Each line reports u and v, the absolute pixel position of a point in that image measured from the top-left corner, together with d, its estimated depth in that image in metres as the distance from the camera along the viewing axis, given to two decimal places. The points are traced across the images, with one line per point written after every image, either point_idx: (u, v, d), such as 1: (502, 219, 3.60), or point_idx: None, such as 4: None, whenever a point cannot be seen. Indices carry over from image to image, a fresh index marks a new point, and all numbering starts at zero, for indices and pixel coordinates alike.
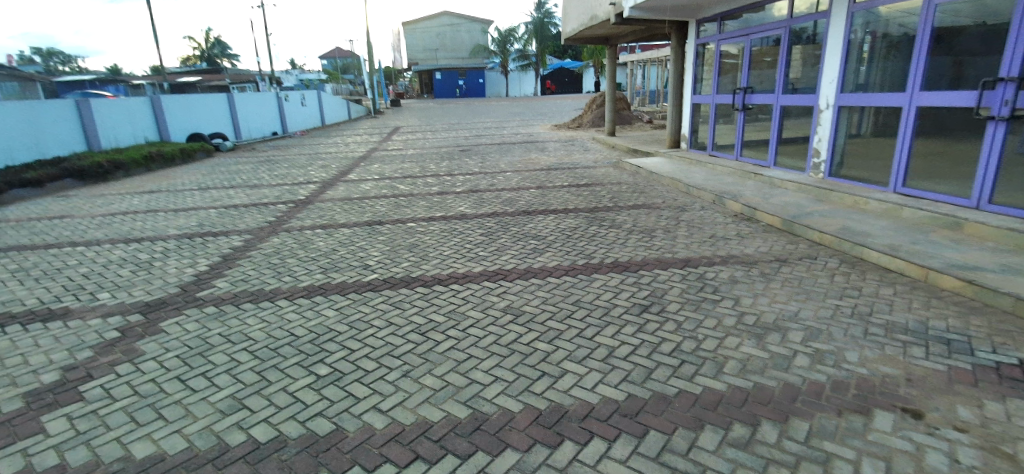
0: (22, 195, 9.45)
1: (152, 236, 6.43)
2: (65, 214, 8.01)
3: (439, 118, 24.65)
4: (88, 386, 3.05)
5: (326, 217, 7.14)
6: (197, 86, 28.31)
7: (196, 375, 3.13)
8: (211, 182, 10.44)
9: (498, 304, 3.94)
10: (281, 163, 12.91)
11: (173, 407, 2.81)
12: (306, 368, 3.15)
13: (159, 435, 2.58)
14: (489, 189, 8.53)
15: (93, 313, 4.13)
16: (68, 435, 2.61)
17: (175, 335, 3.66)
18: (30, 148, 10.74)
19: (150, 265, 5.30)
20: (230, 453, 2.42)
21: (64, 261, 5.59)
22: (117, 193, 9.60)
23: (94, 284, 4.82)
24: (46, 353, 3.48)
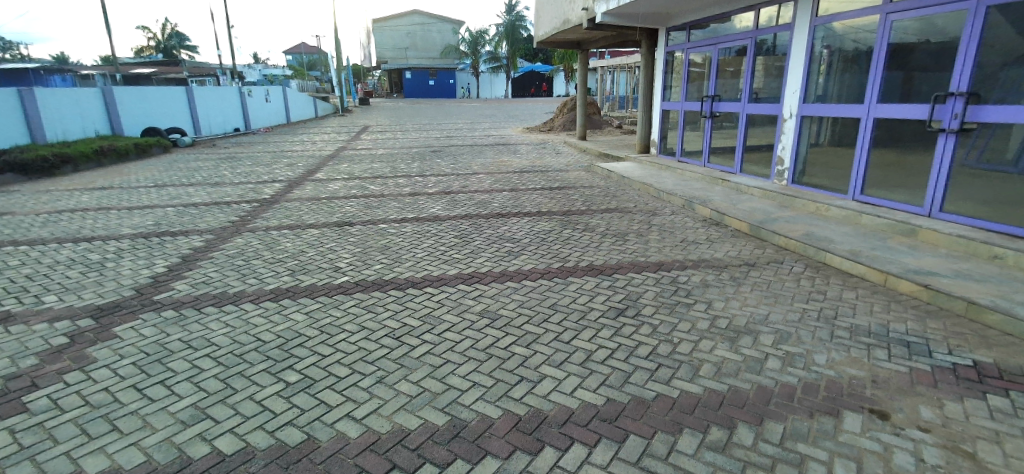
0: None
1: (105, 236, 6.09)
2: (7, 211, 7.50)
3: (410, 118, 24.42)
4: (33, 397, 2.85)
5: (293, 217, 6.91)
6: (153, 78, 27.17)
7: (154, 383, 2.97)
8: (168, 179, 10.01)
9: (474, 308, 3.90)
10: (244, 160, 12.47)
11: (128, 418, 2.65)
12: (275, 375, 3.03)
13: (113, 449, 2.42)
14: (462, 191, 8.44)
15: (38, 317, 3.87)
16: (12, 449, 2.43)
17: (131, 341, 3.47)
18: None
19: (102, 266, 5.02)
20: (194, 465, 2.30)
21: (6, 261, 5.24)
22: (64, 190, 9.08)
23: (39, 285, 4.53)
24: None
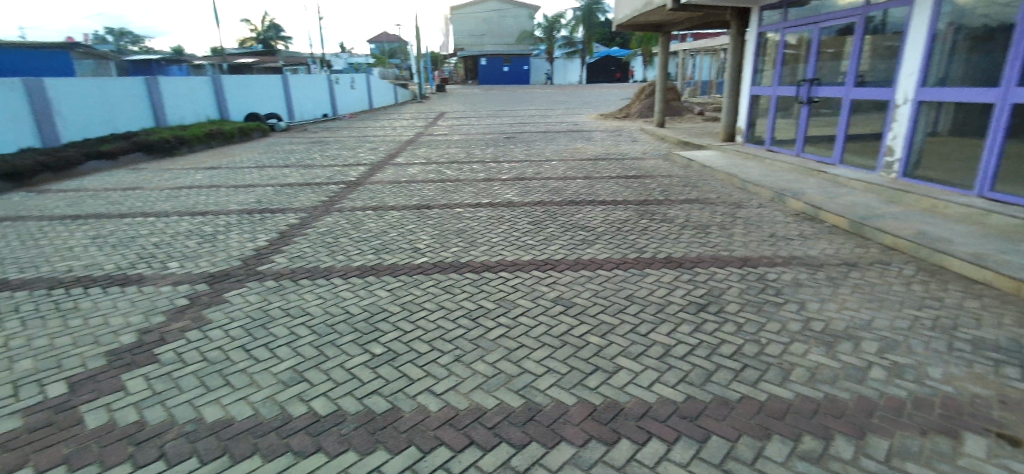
0: (97, 167, 10.08)
1: (215, 211, 6.67)
2: (137, 186, 8.43)
3: (484, 105, 24.67)
4: (162, 350, 3.18)
5: (376, 199, 7.20)
6: (253, 67, 29.35)
7: (258, 345, 3.22)
8: (266, 161, 10.79)
9: (548, 295, 3.87)
10: (331, 144, 13.18)
11: (238, 375, 2.88)
12: (361, 346, 3.17)
13: (227, 401, 2.64)
14: (535, 177, 8.40)
15: (164, 280, 4.33)
16: (147, 393, 2.72)
17: (239, 306, 3.78)
18: (105, 124, 11.36)
19: (214, 237, 5.50)
20: (293, 423, 2.47)
21: (137, 230, 5.89)
22: (181, 168, 10.07)
23: (165, 252, 5.05)
24: (125, 316, 3.67)
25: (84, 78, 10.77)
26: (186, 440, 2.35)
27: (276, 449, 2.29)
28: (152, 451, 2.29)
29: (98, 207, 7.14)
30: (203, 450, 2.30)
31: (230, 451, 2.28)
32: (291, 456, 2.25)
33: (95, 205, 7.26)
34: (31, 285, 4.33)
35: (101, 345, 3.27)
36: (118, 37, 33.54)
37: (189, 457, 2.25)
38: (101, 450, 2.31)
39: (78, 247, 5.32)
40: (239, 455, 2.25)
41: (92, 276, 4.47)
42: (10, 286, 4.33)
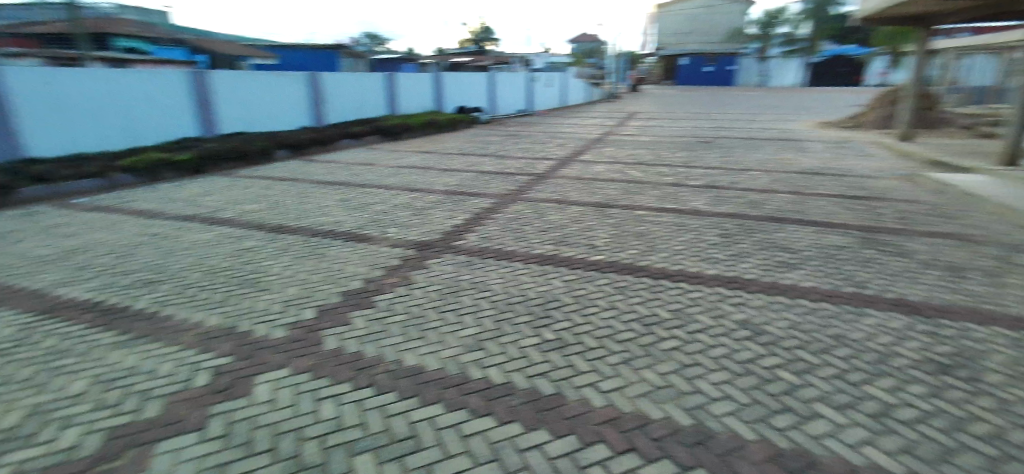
0: (348, 145, 12.43)
1: (426, 188, 7.61)
2: (369, 162, 10.25)
3: (682, 106, 23.47)
4: (379, 298, 3.91)
5: (561, 192, 7.42)
6: (470, 65, 32.58)
7: (449, 310, 3.59)
8: (468, 148, 11.84)
9: (733, 316, 3.46)
10: (524, 138, 13.85)
11: (431, 332, 3.30)
12: (534, 328, 3.26)
13: (422, 352, 3.07)
14: (733, 187, 7.70)
15: (383, 241, 5.26)
16: (365, 331, 3.39)
17: (437, 272, 4.33)
18: (352, 110, 14.35)
19: (423, 212, 6.30)
20: (472, 384, 2.70)
21: (369, 200, 7.12)
22: (405, 150, 11.71)
23: (388, 220, 6.04)
24: (355, 265, 4.64)
25: (347, 72, 13.98)
26: (389, 376, 2.83)
27: (455, 403, 2.54)
28: (365, 379, 2.81)
29: (344, 177, 8.80)
30: (400, 388, 2.71)
31: (420, 395, 2.63)
32: (465, 413, 2.45)
33: (342, 176, 8.96)
34: (298, 232, 5.75)
35: (339, 285, 4.20)
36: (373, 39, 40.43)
37: (392, 391, 2.69)
38: (332, 368, 2.95)
39: (329, 208, 6.79)
40: (427, 400, 2.58)
41: (336, 231, 5.76)
42: (287, 231, 5.81)
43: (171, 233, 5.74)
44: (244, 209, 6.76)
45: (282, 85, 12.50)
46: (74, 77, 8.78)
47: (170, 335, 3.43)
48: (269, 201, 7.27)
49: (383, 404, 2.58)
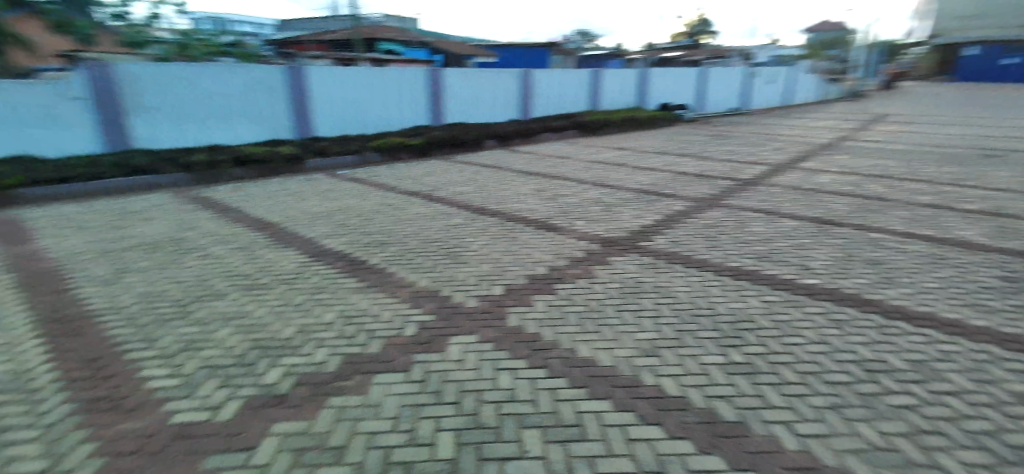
0: (548, 137, 13.16)
1: (620, 185, 7.61)
2: (568, 156, 10.72)
3: (954, 110, 18.96)
4: (561, 286, 4.03)
5: (771, 201, 6.67)
6: (682, 61, 31.13)
7: (628, 310, 3.55)
8: (668, 147, 11.43)
9: (1012, 385, 2.57)
10: (734, 139, 12.77)
11: (607, 328, 3.31)
12: (721, 346, 3.01)
13: (596, 345, 3.10)
14: (1020, 216, 5.98)
15: (571, 233, 5.45)
16: (544, 315, 3.53)
17: (621, 270, 4.32)
18: (558, 105, 15.16)
19: (613, 209, 6.33)
20: (641, 388, 2.63)
21: (563, 191, 7.42)
22: (601, 145, 11.95)
23: (578, 212, 6.25)
24: (544, 252, 4.86)
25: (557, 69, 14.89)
26: (562, 362, 2.92)
27: (621, 404, 2.50)
28: (541, 360, 2.97)
29: (542, 169, 9.34)
30: (571, 376, 2.79)
31: (590, 387, 2.67)
32: (632, 417, 2.39)
33: (540, 167, 9.51)
34: (497, 215, 6.23)
35: (527, 269, 4.45)
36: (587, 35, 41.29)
37: (562, 377, 2.78)
38: (512, 343, 3.17)
39: (527, 196, 7.24)
40: (596, 394, 2.60)
41: (530, 218, 6.11)
42: (488, 213, 6.33)
43: (399, 204, 6.73)
44: (456, 190, 7.58)
45: (501, 82, 13.67)
46: (347, 72, 10.81)
47: (390, 288, 4.04)
48: (477, 184, 8.02)
49: (553, 387, 2.68)
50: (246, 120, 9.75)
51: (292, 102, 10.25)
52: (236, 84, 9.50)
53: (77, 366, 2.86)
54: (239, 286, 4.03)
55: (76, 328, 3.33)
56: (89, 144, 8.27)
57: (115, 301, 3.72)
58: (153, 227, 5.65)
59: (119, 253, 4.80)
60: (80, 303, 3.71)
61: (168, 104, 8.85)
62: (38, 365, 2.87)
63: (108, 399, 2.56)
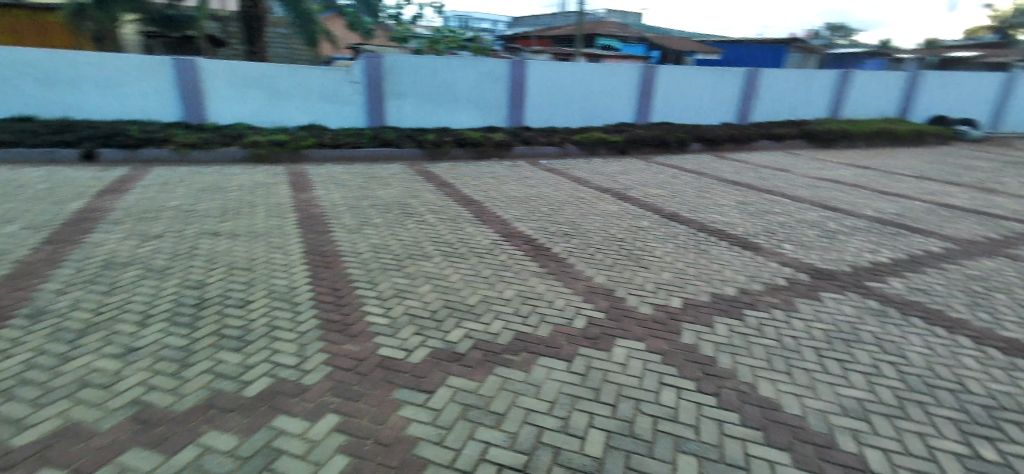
0: (766, 145, 12.13)
1: (849, 210, 6.70)
2: (787, 169, 9.64)
3: None
4: (750, 313, 3.74)
5: None
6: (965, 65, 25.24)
7: (834, 358, 3.17)
8: (928, 172, 9.56)
9: None
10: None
11: (801, 372, 3.00)
12: (963, 433, 2.49)
13: (782, 387, 2.84)
14: None
15: (774, 257, 4.97)
16: (724, 340, 3.33)
17: (831, 310, 3.84)
18: (787, 111, 13.90)
19: (834, 236, 5.63)
20: (837, 452, 2.34)
21: (773, 207, 6.80)
22: (833, 162, 10.59)
23: (786, 234, 5.70)
24: (735, 272, 4.54)
25: (788, 70, 13.51)
26: (737, 396, 2.75)
27: (808, 463, 2.26)
28: (712, 387, 2.83)
29: (753, 179, 8.66)
30: (746, 413, 2.61)
31: (768, 431, 2.47)
32: None
33: (752, 177, 8.82)
34: (690, 224, 5.97)
35: (712, 286, 4.21)
36: (836, 31, 36.04)
37: (734, 412, 2.62)
38: (682, 360, 3.08)
39: (728, 207, 6.77)
40: (773, 442, 2.40)
41: (727, 232, 5.72)
42: (680, 220, 6.10)
43: (591, 198, 6.89)
44: (650, 192, 7.45)
45: (723, 82, 12.89)
46: (564, 66, 11.31)
47: (568, 278, 4.22)
48: (673, 189, 7.77)
49: (721, 419, 2.55)
50: (470, 106, 10.91)
51: (511, 93, 11.12)
52: (468, 74, 10.67)
53: (324, 291, 3.67)
54: (441, 251, 4.63)
55: (330, 261, 4.26)
56: (354, 118, 10.20)
57: (354, 247, 4.62)
58: (388, 191, 6.78)
59: (361, 208, 5.90)
60: (332, 243, 4.70)
61: (414, 88, 10.38)
62: (301, 285, 3.77)
63: (340, 322, 3.25)
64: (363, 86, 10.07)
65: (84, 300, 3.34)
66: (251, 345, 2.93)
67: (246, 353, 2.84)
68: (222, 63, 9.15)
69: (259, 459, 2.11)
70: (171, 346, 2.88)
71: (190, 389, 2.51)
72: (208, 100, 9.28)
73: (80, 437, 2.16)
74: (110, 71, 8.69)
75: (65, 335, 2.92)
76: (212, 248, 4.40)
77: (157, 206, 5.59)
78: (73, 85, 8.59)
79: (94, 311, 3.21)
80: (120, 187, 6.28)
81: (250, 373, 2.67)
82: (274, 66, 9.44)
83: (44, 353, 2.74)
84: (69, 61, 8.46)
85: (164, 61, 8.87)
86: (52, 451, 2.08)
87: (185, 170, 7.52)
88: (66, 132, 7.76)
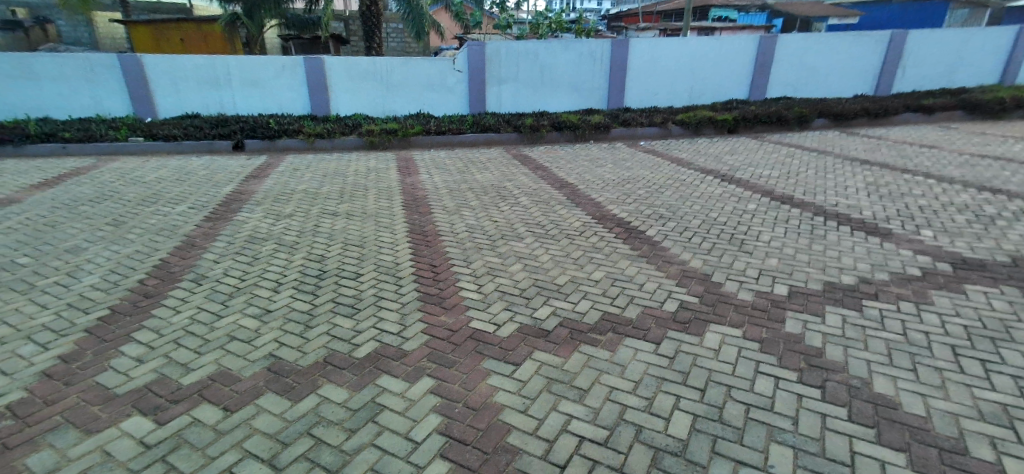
0: (910, 119, 10.68)
1: (1013, 192, 5.75)
2: (935, 145, 8.42)
3: None
4: (870, 304, 3.40)
5: None
6: None
7: (974, 358, 2.80)
8: None
9: None
10: None
11: (929, 370, 2.69)
12: None
13: (901, 385, 2.58)
14: None
15: (907, 244, 4.44)
16: (835, 331, 3.09)
17: (976, 304, 3.38)
18: (941, 78, 12.06)
19: (990, 222, 4.89)
20: (969, 460, 2.10)
21: (911, 189, 6.04)
22: (999, 135, 9.08)
23: (925, 218, 5.05)
24: (856, 260, 4.13)
25: (945, 31, 11.68)
26: (845, 390, 2.55)
27: (926, 466, 2.07)
28: (816, 379, 2.65)
29: (890, 158, 7.72)
30: (856, 409, 2.42)
31: (881, 430, 2.28)
32: None
33: (889, 156, 7.86)
34: (805, 207, 5.50)
35: (825, 274, 3.89)
36: None
37: (842, 407, 2.44)
38: (783, 350, 2.91)
39: (853, 189, 6.12)
40: (887, 441, 2.21)
41: (849, 216, 5.19)
42: (793, 203, 5.65)
43: (692, 180, 6.60)
44: (760, 173, 6.95)
45: (858, 48, 11.49)
46: (669, 41, 10.80)
47: (662, 261, 4.13)
48: (788, 169, 7.17)
49: (824, 413, 2.40)
50: (569, 89, 10.86)
51: (611, 73, 10.88)
52: (569, 57, 10.60)
53: (425, 267, 3.98)
54: (535, 233, 4.75)
55: (430, 240, 4.57)
56: (457, 106, 10.64)
57: (453, 227, 4.90)
58: (487, 175, 7.05)
59: (461, 192, 6.21)
60: (433, 224, 5.03)
61: (514, 74, 10.57)
62: (405, 261, 4.11)
63: (437, 296, 3.51)
64: (466, 75, 10.45)
65: (232, 269, 3.94)
66: (361, 313, 3.28)
67: (357, 320, 3.19)
68: (342, 60, 10.00)
69: (365, 411, 2.39)
70: (298, 310, 3.31)
71: (311, 347, 2.89)
72: (331, 94, 10.20)
73: (230, 380, 2.60)
74: (254, 72, 9.90)
75: (217, 297, 3.48)
76: (332, 226, 4.93)
77: (290, 189, 6.34)
78: (225, 86, 9.92)
79: (239, 278, 3.78)
80: (262, 172, 7.21)
81: (360, 337, 3.00)
82: (387, 59, 10.12)
83: (204, 311, 3.30)
84: (223, 64, 9.79)
85: (295, 61, 9.90)
86: (209, 390, 2.53)
87: (314, 159, 8.33)
88: (222, 127, 8.94)
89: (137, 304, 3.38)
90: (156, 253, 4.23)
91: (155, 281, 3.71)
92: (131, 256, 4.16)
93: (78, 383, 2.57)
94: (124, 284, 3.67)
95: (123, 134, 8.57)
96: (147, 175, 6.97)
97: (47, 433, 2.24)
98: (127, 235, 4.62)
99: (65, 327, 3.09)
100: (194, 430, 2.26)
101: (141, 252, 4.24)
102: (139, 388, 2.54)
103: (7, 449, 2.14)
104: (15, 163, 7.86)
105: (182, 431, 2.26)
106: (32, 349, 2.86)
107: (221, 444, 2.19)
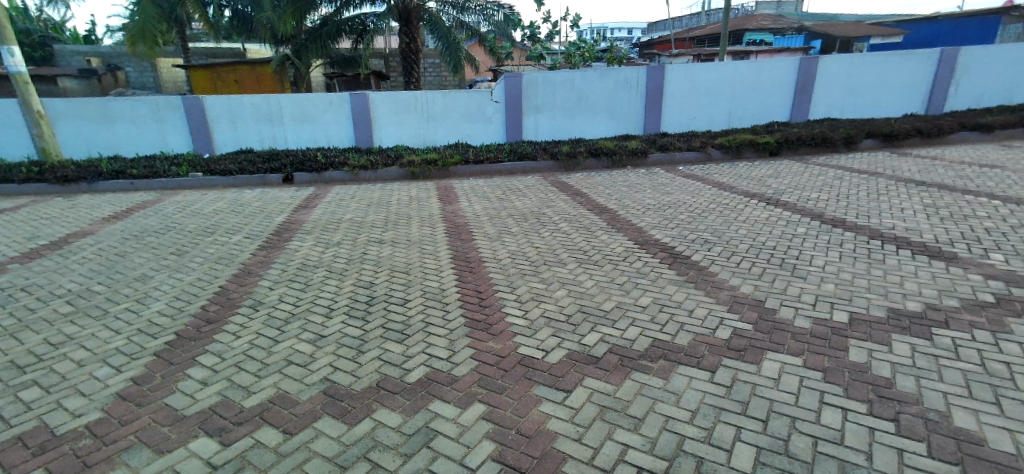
0: (968, 137, 10.22)
1: None
2: (998, 165, 8.00)
3: None
4: (941, 332, 3.20)
5: None
6: None
7: None
8: None
9: None
10: None
11: (1015, 403, 2.50)
12: None
13: (985, 419, 2.40)
14: None
15: (976, 269, 4.19)
16: (905, 361, 2.91)
17: None
18: (999, 95, 11.56)
19: None
20: None
21: (975, 210, 5.74)
22: None
23: (992, 241, 4.78)
24: (920, 286, 3.91)
25: (1003, 45, 11.18)
26: (922, 423, 2.39)
27: None
28: (888, 411, 2.50)
29: (949, 178, 7.38)
30: (936, 444, 2.26)
31: (966, 468, 2.12)
32: None
33: (947, 176, 7.53)
34: (859, 230, 5.28)
35: (888, 300, 3.69)
36: None
37: (921, 442, 2.28)
38: (849, 380, 2.76)
39: (910, 211, 5.85)
40: None
41: (908, 239, 4.96)
42: (845, 226, 5.44)
43: (736, 204, 6.46)
44: (808, 196, 6.74)
45: (908, 67, 11.16)
46: (708, 66, 10.76)
47: (711, 287, 4.02)
48: (837, 191, 6.94)
49: (900, 447, 2.25)
50: (606, 116, 10.92)
51: (649, 99, 10.89)
52: (605, 84, 10.69)
53: (470, 293, 4.00)
54: (577, 259, 4.72)
55: (474, 267, 4.60)
56: (494, 134, 10.84)
57: (495, 254, 4.94)
58: (527, 202, 7.09)
59: (501, 218, 6.26)
60: (476, 250, 5.07)
61: (551, 102, 10.71)
62: (450, 287, 4.15)
63: (484, 322, 3.51)
64: (504, 105, 10.66)
65: (286, 295, 4.07)
66: (411, 338, 3.32)
67: (407, 345, 3.22)
68: (385, 94, 10.39)
69: (420, 437, 2.39)
70: (350, 335, 3.37)
71: (362, 372, 2.92)
72: (375, 126, 10.57)
73: (288, 404, 2.65)
74: (304, 108, 10.37)
75: (274, 322, 3.58)
76: (379, 254, 5.05)
77: (338, 218, 6.54)
78: (277, 122, 10.43)
79: (293, 304, 3.89)
80: (310, 203, 7.48)
81: (410, 362, 3.02)
82: (428, 92, 10.45)
83: (262, 336, 3.40)
84: (276, 102, 10.33)
85: (341, 96, 10.35)
86: (270, 412, 2.59)
87: (359, 188, 8.62)
88: (273, 160, 9.37)
89: (200, 329, 3.51)
90: (216, 280, 4.41)
91: (216, 307, 3.86)
92: (193, 284, 4.34)
93: (149, 405, 2.67)
94: (188, 310, 3.83)
95: (184, 169, 9.08)
96: (205, 207, 7.34)
97: (123, 452, 2.33)
98: (189, 264, 4.85)
99: (136, 351, 3.24)
100: (257, 452, 2.31)
101: (202, 280, 4.43)
102: (205, 409, 2.62)
103: (87, 467, 2.24)
104: (89, 197, 8.42)
105: (245, 452, 2.31)
106: (108, 372, 3.00)
107: (282, 466, 2.22)
